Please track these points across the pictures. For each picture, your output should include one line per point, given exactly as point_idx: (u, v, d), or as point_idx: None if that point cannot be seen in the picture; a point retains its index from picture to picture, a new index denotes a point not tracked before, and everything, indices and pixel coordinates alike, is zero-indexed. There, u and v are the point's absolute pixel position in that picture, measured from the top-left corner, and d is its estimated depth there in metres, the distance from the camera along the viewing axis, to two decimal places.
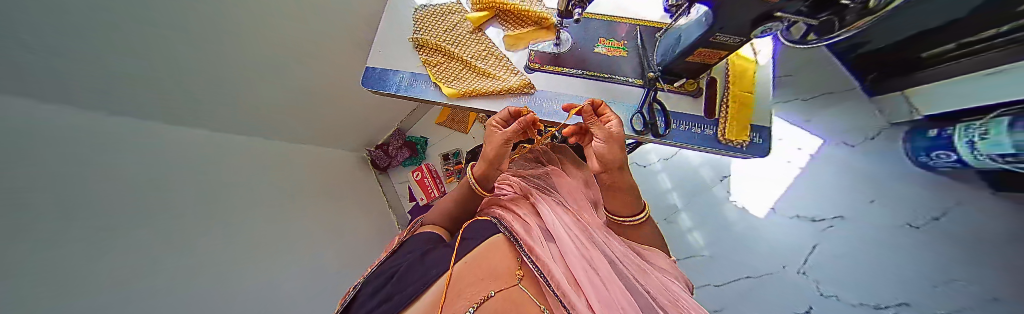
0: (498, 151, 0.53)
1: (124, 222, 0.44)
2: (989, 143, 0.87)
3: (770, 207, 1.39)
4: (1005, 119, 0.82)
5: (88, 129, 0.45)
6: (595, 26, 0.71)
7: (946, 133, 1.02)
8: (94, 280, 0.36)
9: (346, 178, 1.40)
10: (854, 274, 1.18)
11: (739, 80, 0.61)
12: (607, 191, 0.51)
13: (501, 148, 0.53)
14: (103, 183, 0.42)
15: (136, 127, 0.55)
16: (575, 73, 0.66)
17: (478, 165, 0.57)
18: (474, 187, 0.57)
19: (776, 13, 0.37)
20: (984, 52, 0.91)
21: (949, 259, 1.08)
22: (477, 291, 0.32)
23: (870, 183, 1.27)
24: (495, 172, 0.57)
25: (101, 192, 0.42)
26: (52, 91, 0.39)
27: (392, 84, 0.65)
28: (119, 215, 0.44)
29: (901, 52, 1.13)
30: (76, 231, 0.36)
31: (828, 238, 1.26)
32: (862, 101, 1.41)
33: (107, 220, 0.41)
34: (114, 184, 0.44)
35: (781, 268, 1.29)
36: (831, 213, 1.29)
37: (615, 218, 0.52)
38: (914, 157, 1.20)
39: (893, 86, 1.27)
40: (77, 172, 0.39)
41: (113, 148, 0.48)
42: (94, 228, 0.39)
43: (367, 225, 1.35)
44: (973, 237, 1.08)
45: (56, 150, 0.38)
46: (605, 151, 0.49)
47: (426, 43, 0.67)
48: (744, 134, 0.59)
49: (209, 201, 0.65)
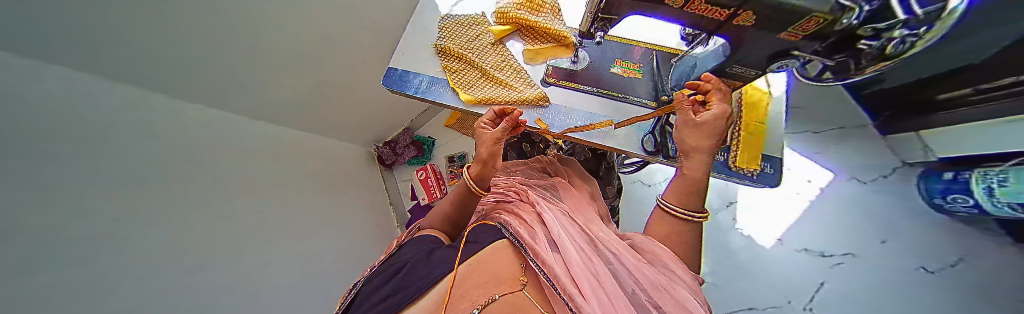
0: (491, 150, 0.54)
1: (103, 195, 0.43)
2: (1008, 192, 0.86)
3: (778, 238, 1.35)
4: None
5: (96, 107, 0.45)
6: (612, 47, 0.73)
7: (964, 177, 1.00)
8: (67, 261, 0.35)
9: (352, 172, 1.42)
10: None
11: (751, 110, 0.62)
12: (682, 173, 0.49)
13: (493, 146, 0.55)
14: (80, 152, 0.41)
15: (141, 106, 0.55)
16: (590, 90, 0.68)
17: (473, 165, 0.56)
18: (469, 186, 0.55)
19: (793, 51, 0.40)
20: (989, 102, 0.92)
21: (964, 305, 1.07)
22: (481, 294, 0.31)
23: (880, 221, 1.25)
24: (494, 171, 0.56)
25: (82, 163, 0.41)
26: (37, 52, 0.38)
27: (412, 86, 0.67)
28: (105, 189, 0.43)
29: (912, 94, 1.14)
30: (52, 200, 0.35)
31: (836, 274, 1.23)
32: (874, 138, 1.40)
33: (86, 191, 0.40)
34: (95, 155, 0.43)
35: (788, 302, 1.24)
36: (840, 250, 1.26)
37: (683, 213, 0.45)
38: (928, 198, 1.17)
39: (904, 127, 1.26)
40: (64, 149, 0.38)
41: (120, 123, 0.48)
42: (74, 201, 0.38)
43: (368, 220, 1.35)
44: (991, 280, 1.08)
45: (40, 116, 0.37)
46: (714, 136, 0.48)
47: (448, 50, 0.70)
48: (755, 163, 0.59)
49: (207, 183, 0.64)
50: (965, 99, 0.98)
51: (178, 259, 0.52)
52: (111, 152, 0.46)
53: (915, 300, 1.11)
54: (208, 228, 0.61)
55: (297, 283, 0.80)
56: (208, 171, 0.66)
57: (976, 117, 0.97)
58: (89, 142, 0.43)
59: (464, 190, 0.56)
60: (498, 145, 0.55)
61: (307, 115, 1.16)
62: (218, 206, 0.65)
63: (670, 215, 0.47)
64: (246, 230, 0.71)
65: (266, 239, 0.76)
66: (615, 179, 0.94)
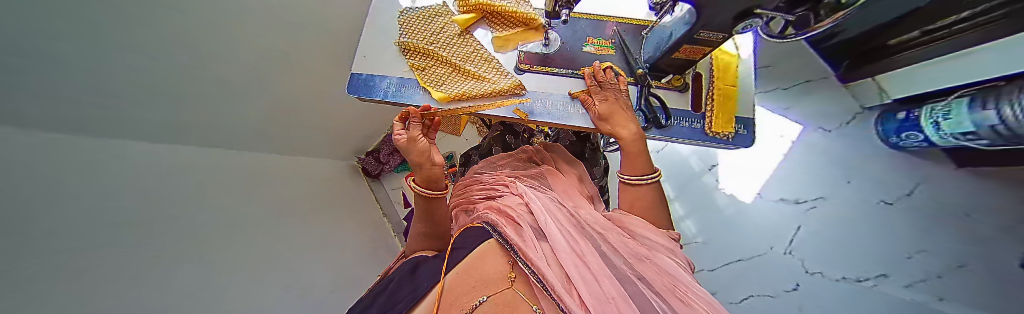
0: (419, 150, 0.54)
1: (136, 252, 0.45)
2: (951, 123, 0.93)
3: (756, 192, 1.44)
4: (965, 99, 0.90)
5: (59, 155, 0.41)
6: (584, 26, 0.71)
7: (914, 115, 1.09)
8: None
9: (337, 188, 1.37)
10: (847, 256, 1.22)
11: (723, 73, 0.63)
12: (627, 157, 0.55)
13: (415, 146, 0.54)
14: (102, 210, 0.43)
15: (117, 151, 0.52)
16: (566, 73, 0.66)
17: (416, 175, 0.54)
18: (420, 192, 0.53)
19: (756, 9, 0.38)
20: (939, 40, 1.00)
21: (922, 231, 1.15)
22: (469, 300, 0.33)
23: (844, 166, 1.34)
24: (437, 170, 0.54)
25: (103, 225, 0.42)
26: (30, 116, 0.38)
27: (379, 91, 0.63)
28: (106, 246, 0.41)
29: (873, 40, 1.21)
30: (68, 269, 0.34)
31: (812, 219, 1.32)
32: (837, 88, 1.47)
33: (117, 250, 0.42)
34: (118, 216, 0.45)
35: (770, 249, 1.34)
36: (812, 195, 1.35)
37: (629, 180, 0.54)
38: (885, 139, 1.27)
39: (863, 74, 1.35)
40: (57, 208, 0.36)
41: (86, 167, 0.44)
42: (77, 270, 0.35)
43: (361, 234, 1.31)
44: (937, 203, 1.16)
45: (60, 180, 0.39)
46: (608, 109, 0.56)
47: (413, 47, 0.66)
48: (731, 125, 0.60)
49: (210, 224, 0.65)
50: (921, 40, 1.06)
51: (210, 299, 0.55)
52: (80, 189, 0.41)
53: (874, 224, 1.22)
54: (221, 265, 0.62)
55: (308, 306, 0.81)
56: (206, 210, 0.66)
57: (928, 57, 1.05)
58: (111, 200, 0.45)
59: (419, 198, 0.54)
60: (422, 143, 0.55)
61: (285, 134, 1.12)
62: (223, 242, 0.66)
63: (627, 184, 0.55)
64: (250, 264, 0.71)
65: (268, 267, 0.76)
66: (600, 158, 0.95)
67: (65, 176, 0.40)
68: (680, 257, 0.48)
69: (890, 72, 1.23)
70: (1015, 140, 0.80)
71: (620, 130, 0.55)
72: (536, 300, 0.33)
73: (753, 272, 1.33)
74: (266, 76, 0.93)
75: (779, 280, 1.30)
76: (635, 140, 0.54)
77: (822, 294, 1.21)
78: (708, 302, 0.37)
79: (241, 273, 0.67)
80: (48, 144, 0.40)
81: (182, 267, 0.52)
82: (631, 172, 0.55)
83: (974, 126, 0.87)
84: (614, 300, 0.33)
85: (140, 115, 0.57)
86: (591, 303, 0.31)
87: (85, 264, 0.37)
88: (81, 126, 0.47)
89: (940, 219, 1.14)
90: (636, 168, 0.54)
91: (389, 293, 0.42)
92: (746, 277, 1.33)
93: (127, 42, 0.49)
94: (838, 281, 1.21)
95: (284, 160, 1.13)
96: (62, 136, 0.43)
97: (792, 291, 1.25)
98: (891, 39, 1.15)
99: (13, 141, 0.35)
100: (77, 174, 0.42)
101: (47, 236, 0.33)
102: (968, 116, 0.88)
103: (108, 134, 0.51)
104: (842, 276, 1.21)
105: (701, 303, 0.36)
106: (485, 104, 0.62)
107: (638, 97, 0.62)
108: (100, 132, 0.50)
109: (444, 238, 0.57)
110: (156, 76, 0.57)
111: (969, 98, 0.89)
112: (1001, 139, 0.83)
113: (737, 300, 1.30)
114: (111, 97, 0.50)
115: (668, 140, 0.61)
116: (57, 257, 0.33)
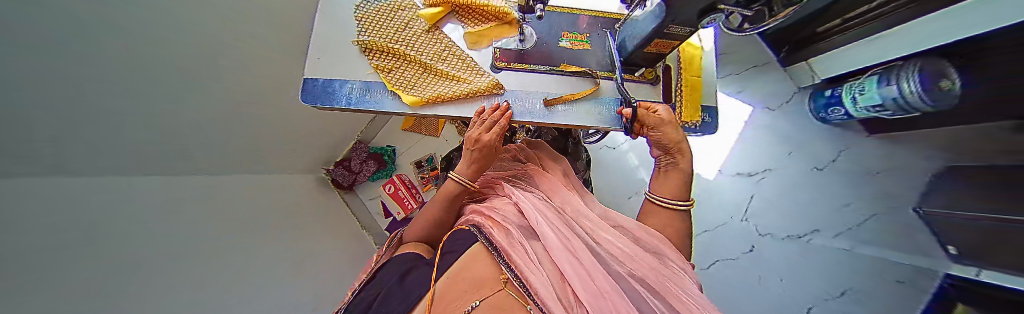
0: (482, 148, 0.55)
1: (63, 296, 0.35)
2: (865, 98, 1.09)
3: (719, 169, 1.58)
4: (874, 77, 1.05)
5: None
6: (558, 19, 0.70)
7: (837, 92, 1.25)
8: None
9: (307, 203, 1.24)
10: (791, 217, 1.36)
11: (689, 66, 0.67)
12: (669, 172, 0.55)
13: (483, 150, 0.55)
14: (39, 246, 0.36)
15: (34, 175, 0.40)
16: (545, 70, 0.65)
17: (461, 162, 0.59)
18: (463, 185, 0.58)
19: (721, 4, 0.39)
20: (852, 28, 1.17)
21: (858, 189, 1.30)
22: (461, 305, 0.34)
23: (787, 140, 1.51)
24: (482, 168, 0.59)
25: (30, 270, 0.33)
26: None
27: (341, 97, 0.56)
28: (38, 295, 0.32)
29: (806, 28, 1.38)
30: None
31: (762, 187, 1.47)
32: (779, 71, 1.65)
33: (61, 288, 0.36)
34: (50, 247, 0.37)
35: (730, 219, 1.48)
36: (761, 168, 1.51)
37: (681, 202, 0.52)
38: (816, 114, 1.44)
39: (798, 58, 1.52)
40: None
41: (19, 201, 0.35)
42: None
43: (341, 248, 1.22)
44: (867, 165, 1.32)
45: (9, 206, 0.34)
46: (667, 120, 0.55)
47: (374, 45, 0.59)
48: (699, 113, 0.64)
49: (167, 255, 0.55)
50: (838, 28, 1.24)
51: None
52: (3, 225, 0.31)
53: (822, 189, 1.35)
54: (184, 293, 0.54)
55: None
56: (169, 236, 0.58)
57: (844, 43, 1.23)
58: (42, 235, 0.37)
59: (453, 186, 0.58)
60: (487, 137, 0.55)
61: (250, 148, 0.99)
62: (186, 273, 0.57)
63: (662, 207, 0.52)
64: (225, 295, 0.63)
65: (242, 292, 0.68)
66: (583, 149, 0.98)
67: (8, 204, 0.34)
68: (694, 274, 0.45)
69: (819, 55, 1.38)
70: (911, 109, 0.95)
71: (681, 145, 0.54)
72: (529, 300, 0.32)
73: (720, 240, 1.47)
74: (233, 77, 0.80)
75: (738, 244, 1.43)
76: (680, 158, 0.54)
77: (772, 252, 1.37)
78: (695, 298, 0.40)
79: (208, 300, 0.58)
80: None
81: (144, 307, 0.44)
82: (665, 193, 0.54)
83: (880, 99, 1.02)
84: (610, 296, 0.34)
85: (102, 106, 0.49)
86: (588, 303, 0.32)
87: (41, 299, 0.32)
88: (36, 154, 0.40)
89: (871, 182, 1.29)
90: (674, 191, 0.53)
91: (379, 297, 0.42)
92: (714, 245, 1.46)
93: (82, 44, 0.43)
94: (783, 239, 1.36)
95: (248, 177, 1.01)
96: (23, 144, 0.37)
97: (749, 253, 1.40)
98: (818, 27, 1.32)
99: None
100: (13, 207, 0.34)
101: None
102: (877, 91, 1.03)
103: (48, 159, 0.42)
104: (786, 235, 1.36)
105: (690, 301, 0.39)
106: (464, 105, 0.59)
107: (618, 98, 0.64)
108: (42, 160, 0.41)
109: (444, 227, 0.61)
110: (89, 81, 0.45)
111: (877, 76, 1.03)
112: (900, 110, 0.99)
113: (707, 266, 1.44)
114: (58, 118, 0.43)
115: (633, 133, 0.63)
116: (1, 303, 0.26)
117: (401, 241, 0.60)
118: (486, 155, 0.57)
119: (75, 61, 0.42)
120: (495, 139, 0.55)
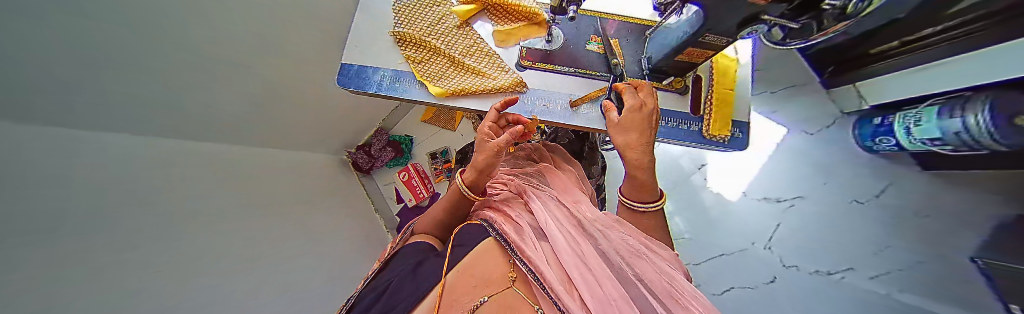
0: (489, 161, 0.50)
1: (74, 263, 0.37)
2: (921, 130, 0.99)
3: (742, 191, 1.44)
4: (936, 108, 0.94)
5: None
6: (586, 23, 0.70)
7: (889, 121, 1.14)
8: None
9: (327, 183, 1.31)
10: (824, 253, 1.23)
11: (722, 77, 0.63)
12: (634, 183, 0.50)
13: (493, 159, 0.50)
14: (50, 206, 0.37)
15: (35, 139, 0.40)
16: (568, 71, 0.65)
17: (467, 171, 0.55)
18: (464, 193, 0.55)
19: (764, 16, 0.38)
20: (913, 52, 1.05)
21: (909, 231, 1.15)
22: (470, 299, 0.34)
23: (829, 167, 1.36)
24: (485, 178, 0.54)
25: (35, 230, 0.33)
26: None
27: (372, 83, 0.60)
28: (42, 260, 0.33)
29: (856, 49, 1.26)
30: (19, 283, 0.28)
31: (790, 215, 1.33)
32: (820, 92, 1.53)
33: (82, 250, 0.39)
34: (77, 207, 0.41)
35: (751, 245, 1.34)
36: (792, 194, 1.36)
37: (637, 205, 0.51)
38: (861, 143, 1.31)
39: (844, 80, 1.40)
40: None
41: (27, 167, 0.36)
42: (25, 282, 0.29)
43: (352, 228, 1.28)
44: (930, 203, 1.16)
45: (24, 166, 0.36)
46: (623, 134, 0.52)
47: (408, 37, 0.62)
48: (727, 128, 0.61)
49: (186, 223, 0.59)
50: (895, 50, 1.12)
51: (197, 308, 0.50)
52: (9, 188, 0.32)
53: (866, 225, 1.22)
54: (203, 260, 0.58)
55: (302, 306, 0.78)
56: (184, 204, 0.61)
57: (902, 67, 1.11)
58: (51, 200, 0.38)
59: (456, 196, 0.57)
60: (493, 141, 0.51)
61: (275, 124, 1.06)
62: (201, 242, 0.61)
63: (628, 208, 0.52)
64: (238, 265, 0.66)
65: (253, 261, 0.72)
66: (599, 157, 0.96)
67: (16, 167, 0.34)
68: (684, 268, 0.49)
69: (876, 76, 1.22)
70: (978, 145, 0.85)
71: (629, 151, 0.50)
72: (536, 301, 0.35)
73: (737, 267, 1.33)
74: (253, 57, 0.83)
75: (758, 274, 1.30)
76: (646, 168, 0.48)
77: (796, 286, 1.24)
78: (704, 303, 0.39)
79: (223, 270, 0.61)
80: None
81: (158, 273, 0.47)
82: (636, 198, 0.50)
83: (940, 132, 0.92)
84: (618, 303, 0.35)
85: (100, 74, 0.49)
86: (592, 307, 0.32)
87: (44, 264, 0.33)
88: (45, 119, 0.43)
89: (918, 224, 1.15)
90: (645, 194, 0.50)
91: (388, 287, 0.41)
92: (729, 271, 1.33)
93: (86, 30, 0.44)
94: (812, 274, 1.22)
95: (277, 153, 1.08)
96: (16, 113, 0.37)
97: (769, 284, 1.27)
98: (869, 49, 1.21)
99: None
100: (22, 170, 0.35)
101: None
102: (937, 123, 0.92)
103: (43, 118, 0.42)
104: (815, 269, 1.22)
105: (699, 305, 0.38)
106: (487, 100, 0.61)
107: None
108: (39, 122, 0.42)
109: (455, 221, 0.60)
110: (81, 49, 0.45)
111: (939, 106, 0.93)
112: (966, 145, 0.88)
113: (720, 292, 1.31)
114: (61, 94, 0.44)
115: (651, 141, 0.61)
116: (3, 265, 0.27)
117: (412, 233, 0.60)
118: (494, 163, 0.51)
119: (59, 40, 0.41)
120: (505, 144, 0.49)
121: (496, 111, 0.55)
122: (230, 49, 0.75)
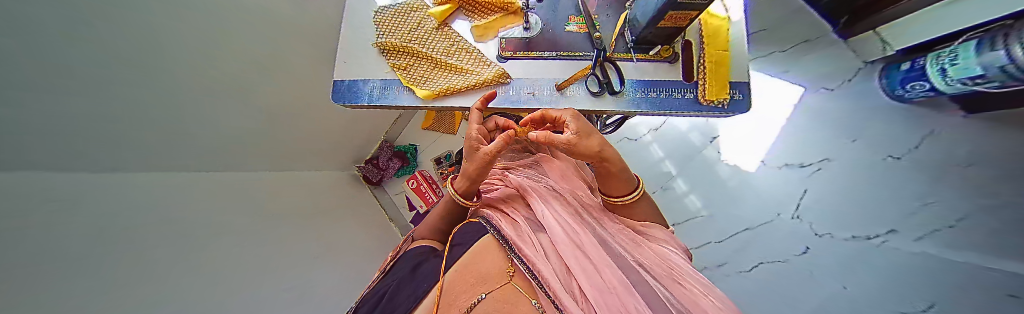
0: (480, 170, 0.51)
1: (121, 271, 0.41)
2: (958, 68, 0.89)
3: (761, 160, 1.37)
4: (972, 42, 0.86)
5: (14, 179, 0.35)
6: (565, 6, 0.69)
7: (919, 64, 1.05)
8: None
9: (339, 198, 1.36)
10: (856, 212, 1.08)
11: (713, 39, 0.60)
12: (611, 179, 0.51)
13: (484, 168, 0.51)
14: (89, 228, 0.41)
15: (59, 175, 0.43)
16: (550, 56, 0.64)
17: (460, 180, 0.56)
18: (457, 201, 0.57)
19: None
20: None
21: None
22: (466, 299, 0.36)
23: (857, 123, 1.25)
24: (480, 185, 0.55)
25: (73, 245, 0.37)
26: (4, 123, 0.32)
27: (364, 95, 0.62)
28: (85, 271, 0.36)
29: None
30: (57, 288, 0.31)
31: (814, 182, 1.22)
32: (836, 44, 1.42)
33: (124, 259, 0.43)
34: (127, 229, 0.47)
35: (777, 216, 1.26)
36: (816, 157, 1.26)
37: (613, 199, 0.55)
38: (890, 92, 1.21)
39: (861, 27, 1.29)
40: (20, 232, 0.30)
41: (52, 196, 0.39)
42: (60, 289, 0.31)
43: (367, 238, 1.31)
44: None
45: (49, 193, 0.39)
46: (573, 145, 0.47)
47: (391, 46, 0.64)
48: (726, 91, 0.58)
49: (211, 236, 0.64)
50: None
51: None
52: (37, 208, 0.35)
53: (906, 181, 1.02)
54: (231, 272, 0.62)
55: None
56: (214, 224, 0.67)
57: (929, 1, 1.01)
58: (89, 220, 0.42)
59: (452, 203, 0.58)
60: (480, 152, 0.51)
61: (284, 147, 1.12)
62: (229, 255, 0.65)
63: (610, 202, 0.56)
64: (263, 276, 0.70)
65: (271, 268, 0.75)
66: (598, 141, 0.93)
67: (40, 192, 0.38)
68: (676, 243, 0.53)
69: (903, 17, 1.12)
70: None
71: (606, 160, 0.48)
72: (534, 295, 0.36)
73: (765, 240, 1.25)
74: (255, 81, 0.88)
75: (785, 245, 1.19)
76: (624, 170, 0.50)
77: (830, 255, 1.06)
78: (701, 281, 0.43)
79: (248, 282, 0.65)
80: (19, 156, 0.36)
81: (189, 283, 0.51)
82: (615, 194, 0.54)
83: (982, 68, 0.82)
84: (617, 290, 0.37)
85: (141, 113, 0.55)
86: (592, 299, 0.35)
87: (87, 273, 0.36)
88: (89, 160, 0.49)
89: None
90: (620, 187, 0.53)
91: (388, 291, 0.42)
92: (757, 246, 1.25)
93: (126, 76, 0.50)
94: (846, 241, 1.05)
95: (288, 174, 1.14)
96: (55, 145, 0.42)
97: (800, 256, 1.13)
98: None
99: (18, 173, 0.36)
100: (46, 199, 0.38)
101: (28, 255, 0.30)
102: (977, 59, 0.84)
103: (83, 154, 0.47)
104: (852, 236, 1.04)
105: (696, 284, 0.42)
106: (473, 95, 0.61)
107: (636, 83, 0.61)
108: (74, 158, 0.46)
109: (455, 223, 0.61)
110: (126, 85, 0.51)
111: (975, 40, 0.85)
112: (1011, 79, 0.78)
113: (748, 268, 1.24)
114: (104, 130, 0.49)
115: (649, 115, 0.59)
116: (37, 275, 0.30)
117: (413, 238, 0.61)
118: (480, 172, 0.52)
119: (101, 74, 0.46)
120: (494, 152, 0.49)
121: (479, 110, 0.54)
122: (236, 76, 0.80)
